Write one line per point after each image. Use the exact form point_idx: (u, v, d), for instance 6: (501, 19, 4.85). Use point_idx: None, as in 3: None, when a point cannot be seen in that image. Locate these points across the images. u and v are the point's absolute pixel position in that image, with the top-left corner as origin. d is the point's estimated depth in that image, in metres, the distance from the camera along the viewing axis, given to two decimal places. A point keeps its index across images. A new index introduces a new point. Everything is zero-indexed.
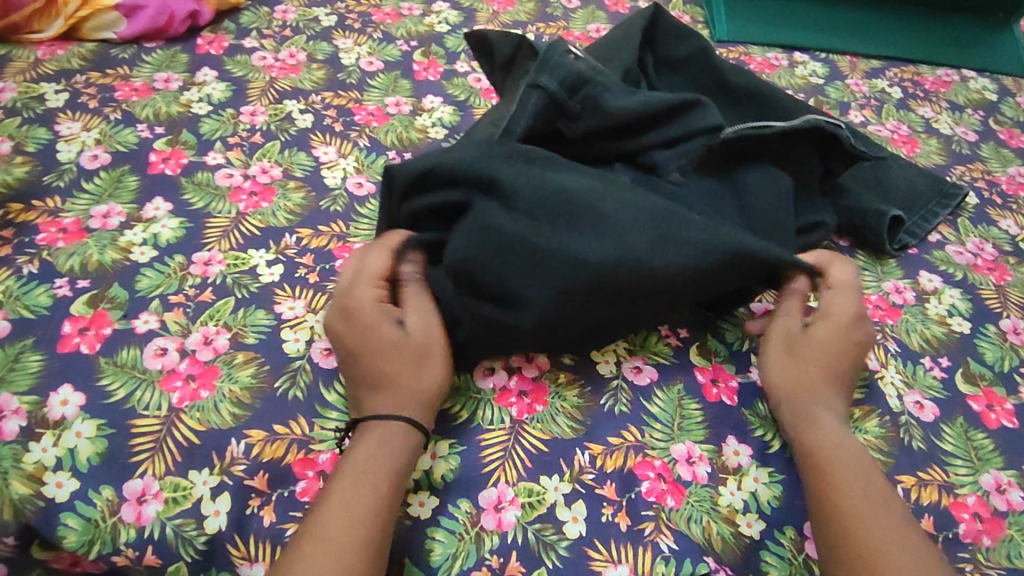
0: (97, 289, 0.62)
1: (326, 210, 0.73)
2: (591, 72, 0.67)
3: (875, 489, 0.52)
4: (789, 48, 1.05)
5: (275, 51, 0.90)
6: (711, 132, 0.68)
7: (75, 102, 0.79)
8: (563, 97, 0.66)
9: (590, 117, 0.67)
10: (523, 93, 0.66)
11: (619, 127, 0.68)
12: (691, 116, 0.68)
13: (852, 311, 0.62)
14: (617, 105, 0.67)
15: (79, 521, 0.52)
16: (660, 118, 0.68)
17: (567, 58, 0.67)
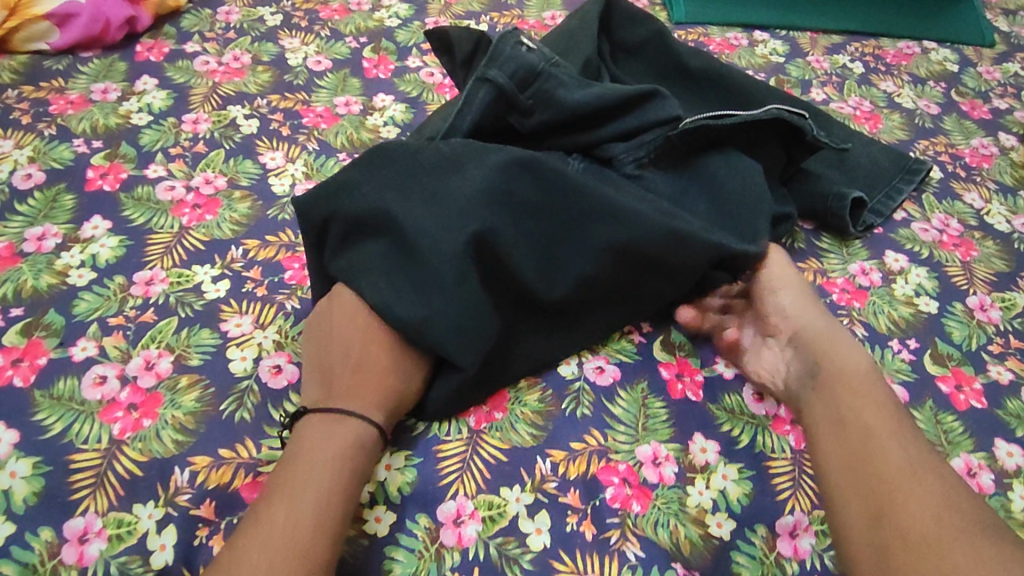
0: (31, 317, 0.59)
1: (273, 219, 0.70)
2: (542, 64, 0.65)
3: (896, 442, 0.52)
4: (748, 27, 1.03)
5: (217, 54, 0.87)
6: (669, 123, 0.66)
7: (6, 118, 0.76)
8: (513, 91, 0.64)
9: (542, 111, 0.65)
10: (471, 87, 0.64)
11: (572, 120, 0.66)
12: (648, 107, 0.67)
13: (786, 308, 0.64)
14: (571, 98, 0.65)
15: (15, 567, 0.48)
16: (616, 111, 0.66)
17: (520, 50, 0.64)
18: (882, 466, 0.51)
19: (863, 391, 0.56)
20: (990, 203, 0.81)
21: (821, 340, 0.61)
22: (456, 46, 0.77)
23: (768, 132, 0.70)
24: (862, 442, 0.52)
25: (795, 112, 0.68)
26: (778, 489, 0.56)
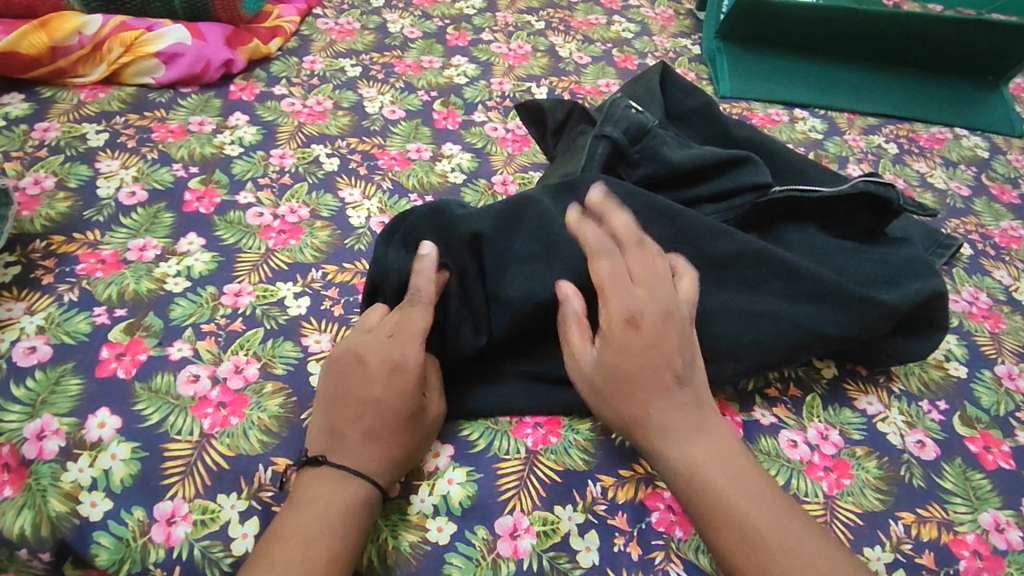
0: (134, 318, 0.65)
1: (350, 248, 0.76)
2: (651, 126, 0.75)
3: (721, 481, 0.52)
4: (789, 104, 1.10)
5: (302, 98, 0.95)
6: (757, 189, 0.72)
7: (114, 141, 0.83)
8: (624, 144, 0.74)
9: (647, 164, 0.74)
10: (591, 146, 0.74)
11: (674, 177, 0.74)
12: (741, 171, 0.73)
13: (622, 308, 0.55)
14: (675, 155, 0.73)
15: (110, 539, 0.54)
16: (712, 172, 0.74)
17: (629, 112, 0.76)
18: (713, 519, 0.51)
19: (705, 459, 0.53)
20: (1018, 281, 0.85)
21: (617, 388, 0.55)
22: (548, 114, 0.87)
23: (861, 208, 0.73)
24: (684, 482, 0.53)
25: (880, 182, 0.72)
26: None
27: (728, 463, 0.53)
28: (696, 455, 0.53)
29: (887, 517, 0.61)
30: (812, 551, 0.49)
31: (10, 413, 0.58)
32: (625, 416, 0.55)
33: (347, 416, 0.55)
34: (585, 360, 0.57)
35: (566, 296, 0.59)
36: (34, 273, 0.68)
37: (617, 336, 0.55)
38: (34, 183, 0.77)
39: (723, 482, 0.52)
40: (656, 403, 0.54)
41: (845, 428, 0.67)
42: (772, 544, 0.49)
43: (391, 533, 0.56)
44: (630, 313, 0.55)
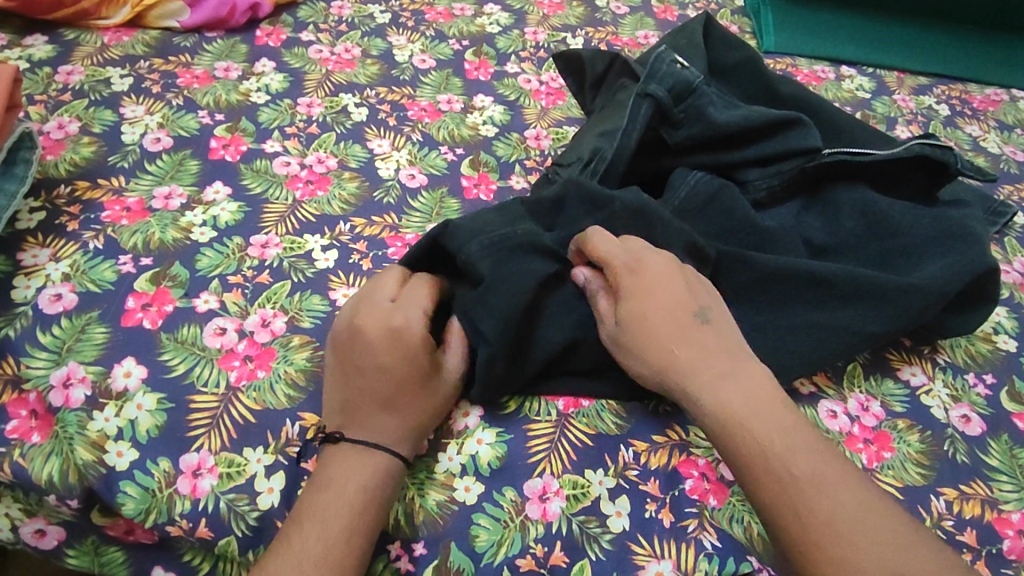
0: (159, 267, 0.64)
1: (379, 201, 0.74)
2: (697, 83, 0.71)
3: (766, 438, 0.50)
4: (835, 61, 1.05)
5: (331, 45, 0.92)
6: (806, 153, 0.70)
7: (139, 86, 0.81)
8: (669, 104, 0.70)
9: (691, 125, 0.71)
10: (633, 105, 0.70)
11: (719, 139, 0.71)
12: (790, 135, 0.70)
13: (622, 258, 0.57)
14: (720, 116, 0.70)
15: (137, 489, 0.53)
16: (759, 136, 0.71)
17: (674, 68, 0.72)
18: (775, 482, 0.48)
19: (743, 406, 0.51)
20: None
21: (655, 349, 0.54)
22: (588, 67, 0.83)
23: (914, 170, 0.70)
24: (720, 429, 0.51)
25: (939, 146, 0.69)
26: None
27: (759, 412, 0.51)
28: (729, 398, 0.52)
29: (929, 492, 0.59)
30: (844, 499, 0.47)
31: (36, 360, 0.57)
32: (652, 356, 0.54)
33: (358, 392, 0.54)
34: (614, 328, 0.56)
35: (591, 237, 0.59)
36: (59, 220, 0.66)
37: (633, 280, 0.56)
38: (58, 127, 0.75)
39: (767, 438, 0.50)
40: (679, 342, 0.54)
41: (887, 399, 0.65)
42: (807, 487, 0.48)
43: (418, 492, 0.55)
44: (633, 261, 0.57)
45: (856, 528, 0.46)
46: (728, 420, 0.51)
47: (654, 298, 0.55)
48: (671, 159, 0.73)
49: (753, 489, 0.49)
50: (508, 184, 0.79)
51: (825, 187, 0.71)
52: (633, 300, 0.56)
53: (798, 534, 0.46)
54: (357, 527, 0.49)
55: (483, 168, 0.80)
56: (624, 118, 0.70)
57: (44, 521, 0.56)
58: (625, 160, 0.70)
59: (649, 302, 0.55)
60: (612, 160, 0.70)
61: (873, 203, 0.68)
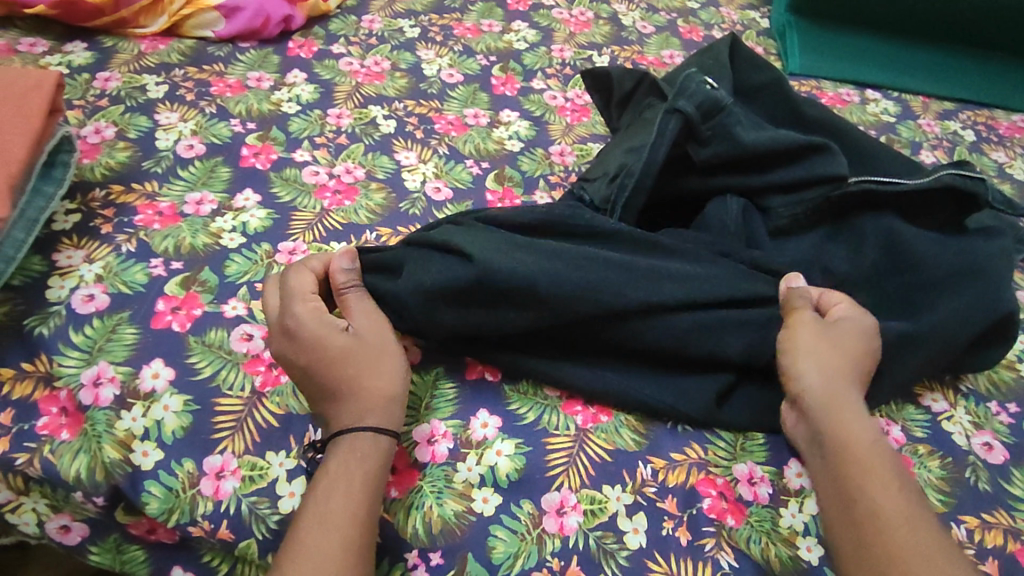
0: (189, 272, 0.65)
1: (405, 212, 0.75)
2: (726, 102, 0.71)
3: (870, 437, 0.54)
4: (860, 85, 1.05)
5: (361, 57, 0.94)
6: (832, 181, 0.70)
7: (174, 94, 0.83)
8: (697, 122, 0.70)
9: (718, 143, 0.71)
10: (661, 120, 0.70)
11: (745, 160, 0.71)
12: (815, 161, 0.71)
13: (865, 324, 0.60)
14: (747, 137, 0.70)
15: (161, 489, 0.54)
16: (783, 160, 0.71)
17: (703, 87, 0.71)
18: (864, 461, 0.52)
19: (871, 441, 0.54)
20: None
21: (826, 383, 0.56)
22: (616, 83, 0.83)
23: (944, 201, 0.70)
24: (828, 406, 0.56)
25: (969, 176, 0.68)
26: None
27: (886, 453, 0.53)
28: (849, 397, 0.57)
29: (949, 519, 0.59)
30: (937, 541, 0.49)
31: (67, 358, 0.58)
32: (818, 384, 0.56)
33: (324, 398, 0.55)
34: (804, 362, 0.57)
35: (802, 287, 0.62)
36: (93, 222, 0.68)
37: (851, 329, 0.60)
38: (94, 132, 0.77)
39: (869, 435, 0.54)
40: (844, 380, 0.57)
41: (908, 424, 0.64)
42: (888, 480, 0.51)
43: (437, 501, 0.55)
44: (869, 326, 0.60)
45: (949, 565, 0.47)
46: (840, 402, 0.56)
47: (851, 351, 0.58)
48: (696, 178, 0.73)
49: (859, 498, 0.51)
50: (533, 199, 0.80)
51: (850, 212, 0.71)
52: (829, 342, 0.59)
53: (864, 504, 0.50)
54: (334, 512, 0.49)
55: (508, 183, 0.81)
56: (652, 133, 0.70)
57: (69, 518, 0.57)
58: (653, 174, 0.69)
59: (841, 349, 0.58)
60: (640, 173, 0.69)
61: (899, 227, 0.68)
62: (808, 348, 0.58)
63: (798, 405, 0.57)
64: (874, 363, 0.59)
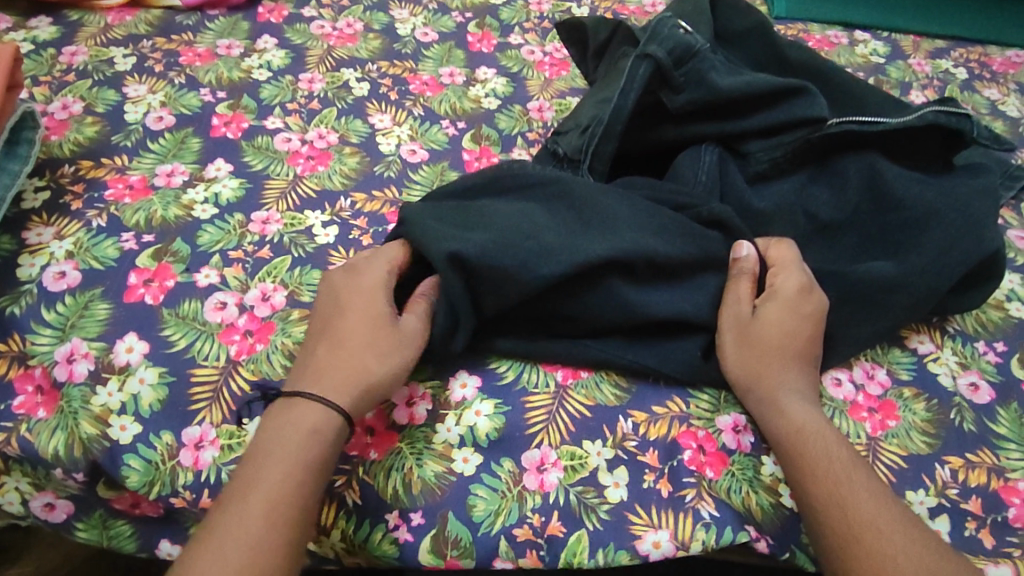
0: (161, 244, 0.65)
1: (379, 176, 0.74)
2: (699, 47, 0.70)
3: (812, 423, 0.54)
4: (849, 26, 1.02)
5: (332, 20, 0.91)
6: (811, 124, 0.68)
7: (142, 65, 0.81)
8: (668, 66, 0.69)
9: (692, 89, 0.69)
10: (632, 65, 0.68)
11: (720, 105, 0.69)
12: (794, 104, 0.69)
13: (800, 284, 0.59)
14: (721, 80, 0.69)
15: (141, 461, 0.54)
16: (761, 104, 0.69)
17: (676, 32, 0.70)
18: (808, 450, 0.52)
19: (803, 421, 0.54)
20: None
21: (748, 369, 0.57)
22: (592, 34, 0.82)
23: (931, 135, 0.69)
24: (769, 403, 0.56)
25: (954, 112, 0.67)
26: None
27: (826, 431, 0.53)
28: (791, 389, 0.56)
29: (933, 460, 0.58)
30: (874, 504, 0.48)
31: (41, 337, 0.58)
32: (742, 377, 0.57)
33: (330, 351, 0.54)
34: (728, 352, 0.58)
35: (746, 254, 0.61)
36: (63, 199, 0.67)
37: (787, 297, 0.58)
38: (62, 107, 0.76)
39: (811, 419, 0.54)
40: (776, 359, 0.57)
41: (893, 368, 0.64)
42: (836, 466, 0.51)
43: (416, 463, 0.55)
44: (804, 286, 0.59)
45: (885, 525, 0.47)
46: (778, 396, 0.56)
47: (787, 325, 0.58)
48: (670, 127, 0.71)
49: (802, 487, 0.51)
50: (510, 156, 0.78)
51: (831, 156, 0.69)
52: (762, 323, 0.58)
53: (818, 497, 0.50)
54: (279, 500, 0.46)
55: (485, 142, 0.79)
56: (622, 78, 0.69)
57: (54, 496, 0.57)
58: (623, 120, 0.68)
59: (772, 325, 0.58)
60: (610, 120, 0.68)
61: (881, 166, 0.66)
62: (730, 342, 0.58)
63: (738, 397, 0.58)
64: (813, 327, 0.58)
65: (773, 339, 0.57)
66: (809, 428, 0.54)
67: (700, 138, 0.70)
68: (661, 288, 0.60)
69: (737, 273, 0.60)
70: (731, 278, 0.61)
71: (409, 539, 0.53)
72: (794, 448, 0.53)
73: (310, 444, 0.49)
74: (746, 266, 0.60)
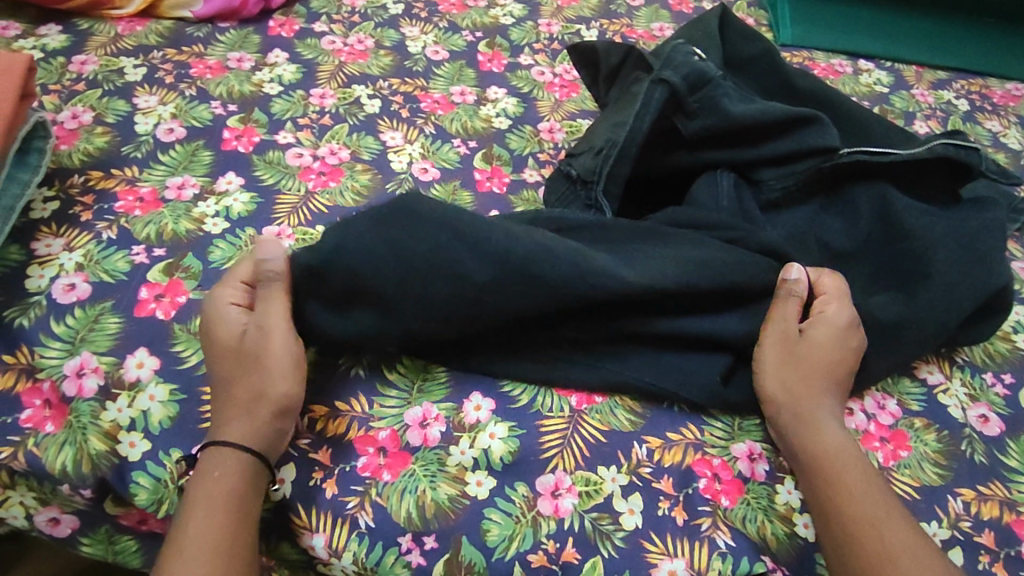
0: (173, 258, 0.64)
1: (392, 193, 0.74)
2: (713, 74, 0.70)
3: (836, 444, 0.55)
4: (853, 55, 1.04)
5: (344, 36, 0.91)
6: (823, 153, 0.69)
7: (152, 76, 0.81)
8: (683, 92, 0.69)
9: (706, 116, 0.70)
10: (648, 89, 0.69)
11: (735, 131, 0.70)
12: (807, 133, 0.69)
13: (849, 317, 0.60)
14: (735, 108, 0.69)
15: (150, 479, 0.54)
16: (774, 132, 0.70)
17: (691, 59, 0.70)
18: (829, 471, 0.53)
19: (836, 445, 0.55)
20: None
21: (794, 390, 0.57)
22: (605, 58, 0.81)
23: (938, 167, 0.69)
24: (798, 422, 0.56)
25: (963, 146, 0.68)
26: None
27: (858, 456, 0.54)
28: (822, 411, 0.57)
29: (946, 492, 0.58)
30: (906, 529, 0.50)
31: (50, 350, 0.57)
32: (781, 397, 0.57)
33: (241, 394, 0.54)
34: (769, 372, 0.58)
35: (797, 278, 0.61)
36: (72, 209, 0.66)
37: (836, 327, 0.59)
38: (71, 117, 0.75)
39: (836, 439, 0.55)
40: (814, 384, 0.58)
41: (904, 398, 0.64)
42: (857, 489, 0.52)
43: (430, 485, 0.55)
44: (853, 320, 0.60)
45: (914, 547, 0.49)
46: (808, 416, 0.56)
47: (832, 355, 0.58)
48: (683, 153, 0.72)
49: (832, 506, 0.52)
50: (522, 177, 0.78)
51: (844, 184, 0.69)
52: (811, 350, 0.58)
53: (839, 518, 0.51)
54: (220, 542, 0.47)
55: (496, 162, 0.79)
56: (638, 102, 0.69)
57: (59, 511, 0.56)
58: (639, 143, 0.68)
59: (817, 352, 0.58)
60: (625, 143, 0.68)
61: (893, 196, 0.66)
62: (774, 363, 0.59)
63: (767, 414, 0.58)
64: (854, 361, 0.59)
65: (813, 365, 0.58)
66: (830, 448, 0.54)
67: (713, 165, 0.71)
68: (676, 314, 0.60)
69: (787, 290, 0.61)
70: (777, 297, 0.61)
71: (422, 564, 0.53)
72: (817, 466, 0.54)
73: (230, 476, 0.50)
74: (797, 287, 0.61)
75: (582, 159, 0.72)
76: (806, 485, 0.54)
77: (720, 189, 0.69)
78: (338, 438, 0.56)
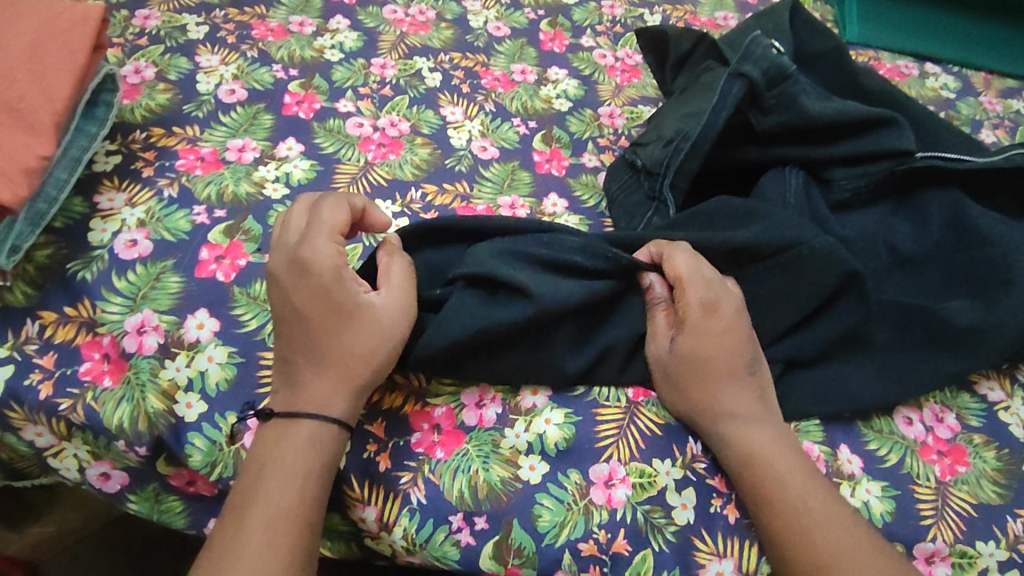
0: (233, 220, 0.64)
1: (451, 169, 0.73)
2: (792, 69, 0.68)
3: (765, 453, 0.53)
4: (920, 58, 1.01)
5: (405, 5, 0.90)
6: (897, 156, 0.67)
7: (214, 35, 0.80)
8: (762, 87, 0.67)
9: (782, 112, 0.68)
10: (726, 83, 0.67)
11: (810, 130, 0.68)
12: (883, 135, 0.67)
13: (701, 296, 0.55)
14: (813, 107, 0.67)
15: (205, 441, 0.54)
16: (850, 132, 0.68)
17: (771, 53, 0.68)
18: (761, 482, 0.52)
19: (766, 451, 0.53)
20: None
21: (685, 368, 0.55)
22: (673, 46, 0.80)
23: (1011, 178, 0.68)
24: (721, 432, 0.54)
25: None
26: (923, 515, 0.56)
27: (786, 461, 0.53)
28: (725, 411, 0.54)
29: (1004, 512, 0.57)
30: (849, 537, 0.50)
31: (111, 305, 0.57)
32: (686, 396, 0.55)
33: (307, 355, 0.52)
34: (659, 346, 0.57)
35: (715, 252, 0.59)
36: (134, 165, 0.66)
37: (693, 315, 0.55)
38: (134, 72, 0.75)
39: (765, 444, 0.53)
40: (704, 377, 0.55)
41: (963, 412, 0.62)
42: (790, 500, 0.51)
43: (483, 466, 0.54)
44: (707, 301, 0.55)
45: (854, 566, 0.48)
46: (724, 420, 0.54)
47: (710, 346, 0.55)
48: (753, 148, 0.70)
49: (767, 517, 0.51)
50: (581, 161, 0.77)
51: (912, 190, 0.69)
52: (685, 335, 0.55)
53: (777, 527, 0.50)
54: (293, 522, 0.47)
55: (556, 144, 0.78)
56: (714, 96, 0.68)
57: (110, 465, 0.56)
58: (712, 139, 0.67)
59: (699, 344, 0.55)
60: (697, 139, 0.67)
61: (968, 204, 0.65)
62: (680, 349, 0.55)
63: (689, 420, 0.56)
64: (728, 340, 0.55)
65: (680, 357, 0.55)
66: (766, 457, 0.53)
67: (783, 162, 0.70)
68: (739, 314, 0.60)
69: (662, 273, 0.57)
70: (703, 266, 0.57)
71: (472, 543, 0.52)
72: (752, 478, 0.52)
73: (313, 449, 0.50)
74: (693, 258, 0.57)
75: (649, 149, 0.71)
76: (739, 487, 0.53)
77: (790, 185, 0.67)
78: (394, 411, 0.56)
